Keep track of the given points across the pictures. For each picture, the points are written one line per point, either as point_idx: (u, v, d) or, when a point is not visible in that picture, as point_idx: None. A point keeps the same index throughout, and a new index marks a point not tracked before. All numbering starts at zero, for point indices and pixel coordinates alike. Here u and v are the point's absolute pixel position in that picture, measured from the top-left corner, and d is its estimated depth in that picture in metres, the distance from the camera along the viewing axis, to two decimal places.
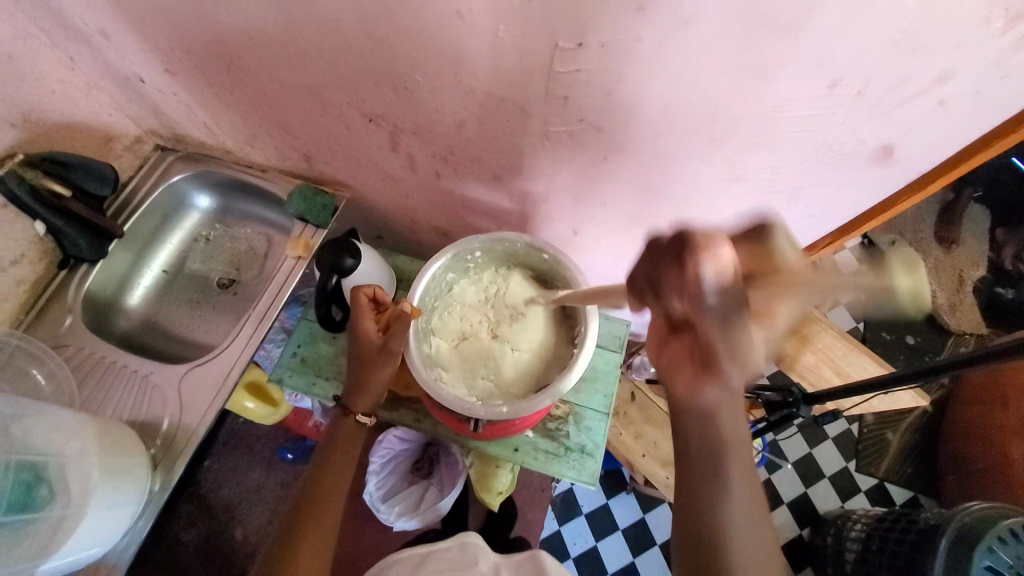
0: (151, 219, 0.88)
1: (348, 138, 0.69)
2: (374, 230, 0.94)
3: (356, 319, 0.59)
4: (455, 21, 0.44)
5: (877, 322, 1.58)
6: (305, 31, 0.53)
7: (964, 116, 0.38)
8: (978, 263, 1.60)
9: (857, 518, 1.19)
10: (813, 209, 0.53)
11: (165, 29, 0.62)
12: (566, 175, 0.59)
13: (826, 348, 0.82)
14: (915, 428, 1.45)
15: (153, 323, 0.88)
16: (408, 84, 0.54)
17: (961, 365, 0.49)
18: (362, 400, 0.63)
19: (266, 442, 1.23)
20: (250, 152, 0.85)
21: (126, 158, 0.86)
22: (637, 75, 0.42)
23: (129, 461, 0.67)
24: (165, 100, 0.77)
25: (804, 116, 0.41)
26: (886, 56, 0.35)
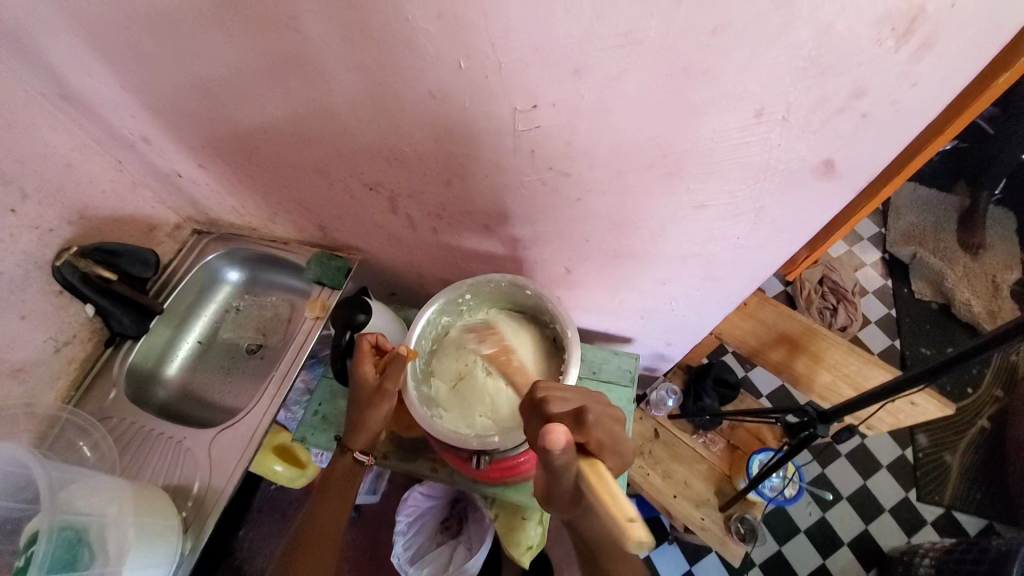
0: (188, 295, 0.98)
1: (354, 206, 0.77)
2: (388, 287, 1.01)
3: (357, 364, 0.64)
4: (428, 97, 0.51)
5: (914, 337, 1.51)
6: (307, 119, 0.61)
7: (891, 125, 0.41)
8: (1011, 266, 1.54)
9: (925, 551, 1.08)
10: (782, 225, 0.55)
11: (197, 131, 0.72)
12: (548, 218, 0.64)
13: (839, 364, 0.81)
14: (975, 448, 1.34)
15: (189, 391, 0.95)
16: (397, 154, 0.61)
17: (966, 355, 0.49)
18: (358, 439, 0.66)
19: (298, 505, 1.25)
20: (273, 228, 0.94)
21: (167, 244, 0.97)
22: (587, 124, 0.47)
23: (161, 523, 0.70)
24: (198, 189, 0.88)
25: (743, 143, 0.45)
26: (799, 82, 0.39)
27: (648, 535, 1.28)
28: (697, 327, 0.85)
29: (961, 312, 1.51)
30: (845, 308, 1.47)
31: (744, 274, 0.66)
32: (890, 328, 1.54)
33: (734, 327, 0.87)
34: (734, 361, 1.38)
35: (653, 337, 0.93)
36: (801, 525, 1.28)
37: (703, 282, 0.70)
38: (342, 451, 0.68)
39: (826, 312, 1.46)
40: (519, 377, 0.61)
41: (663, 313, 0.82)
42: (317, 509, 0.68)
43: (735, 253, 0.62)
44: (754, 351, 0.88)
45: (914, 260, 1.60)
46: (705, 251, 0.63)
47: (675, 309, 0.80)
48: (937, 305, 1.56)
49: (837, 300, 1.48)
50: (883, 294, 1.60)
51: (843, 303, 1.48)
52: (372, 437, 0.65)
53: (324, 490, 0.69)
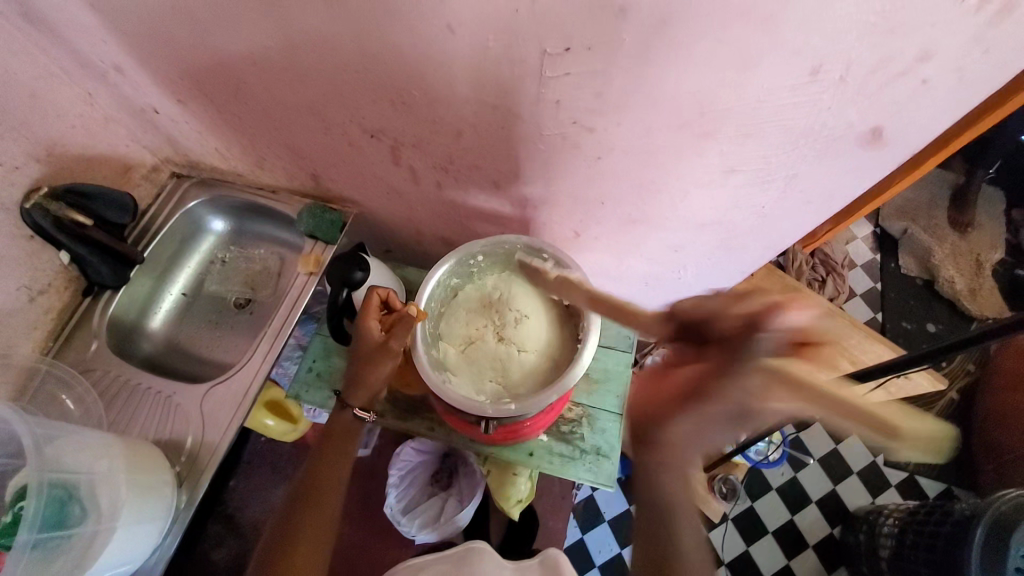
0: (171, 244, 0.92)
1: (352, 154, 0.72)
2: (384, 243, 0.97)
3: (362, 319, 0.63)
4: (447, 33, 0.46)
5: (896, 311, 1.56)
6: (305, 53, 0.55)
7: (948, 93, 0.39)
8: (997, 245, 1.57)
9: (889, 512, 1.14)
10: (810, 195, 0.53)
11: (177, 62, 0.65)
12: (565, 177, 0.60)
13: (839, 338, 0.82)
14: (943, 418, 1.41)
15: (176, 344, 0.91)
16: (406, 98, 0.56)
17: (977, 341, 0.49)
18: (358, 394, 0.65)
19: (287, 459, 1.25)
20: (261, 175, 0.88)
21: (144, 188, 0.90)
22: (622, 74, 0.44)
23: (154, 477, 0.69)
24: (178, 129, 0.81)
25: (790, 104, 0.42)
26: (865, 39, 0.36)
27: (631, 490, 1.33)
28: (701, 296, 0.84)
29: (944, 289, 1.55)
30: (833, 280, 1.49)
31: (760, 245, 0.65)
32: (874, 301, 1.58)
33: None
34: None
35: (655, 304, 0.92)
36: (774, 485, 1.34)
37: (716, 251, 0.69)
38: (343, 406, 0.66)
39: (816, 284, 1.48)
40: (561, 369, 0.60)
41: (669, 280, 0.81)
42: (319, 462, 0.64)
43: (753, 223, 0.60)
44: None
45: (904, 236, 1.62)
46: (725, 219, 0.61)
47: (682, 277, 0.79)
48: (922, 280, 1.59)
49: (827, 272, 1.50)
50: (871, 268, 1.62)
51: (833, 275, 1.50)
52: (372, 393, 0.64)
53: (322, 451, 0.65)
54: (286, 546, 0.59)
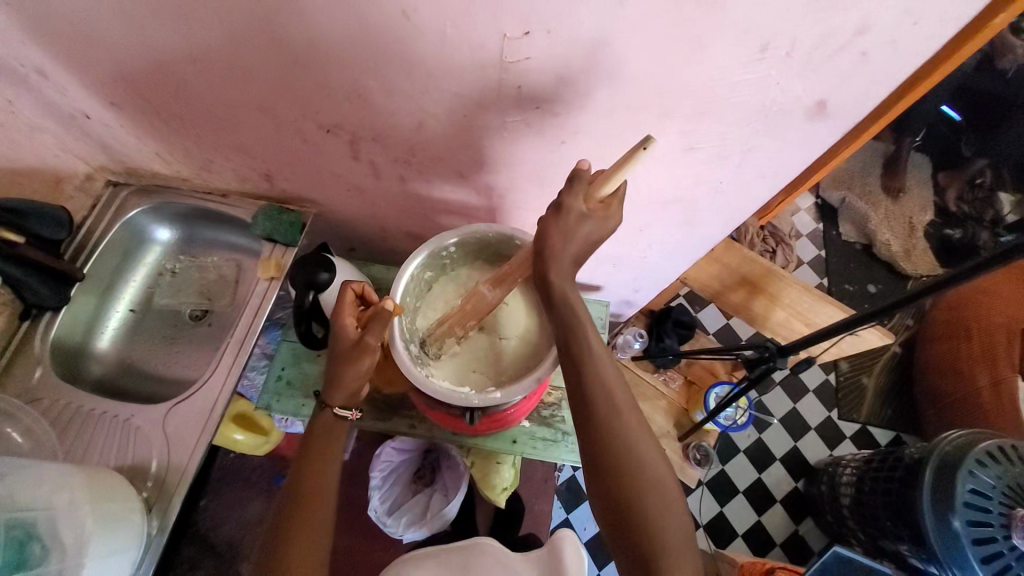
0: (112, 257, 0.86)
1: (308, 151, 0.69)
2: (347, 243, 0.94)
3: (337, 316, 0.61)
4: (403, 21, 0.45)
5: (840, 275, 1.66)
6: (251, 45, 0.52)
7: (885, 64, 0.41)
8: (926, 208, 1.70)
9: (847, 463, 1.24)
10: (764, 169, 0.56)
11: (106, 61, 0.60)
12: (531, 163, 0.60)
13: (794, 303, 0.87)
14: (888, 371, 1.53)
15: (128, 364, 0.86)
16: (364, 90, 0.54)
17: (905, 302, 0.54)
18: (338, 395, 0.62)
19: (260, 473, 1.21)
20: (209, 179, 0.83)
21: (78, 200, 0.83)
22: (581, 56, 0.44)
23: (122, 505, 0.65)
24: (112, 134, 0.75)
25: (743, 80, 0.44)
26: (809, 15, 0.38)
27: None
28: (666, 273, 0.87)
29: (882, 252, 1.67)
30: (783, 250, 1.58)
31: (720, 220, 0.68)
32: (820, 268, 1.68)
33: (700, 272, 0.90)
34: (687, 304, 1.46)
35: (622, 284, 0.95)
36: (742, 447, 1.42)
37: (679, 228, 0.71)
38: (320, 407, 0.64)
39: (767, 255, 1.55)
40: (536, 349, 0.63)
41: (634, 259, 0.83)
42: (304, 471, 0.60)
43: (712, 198, 0.62)
44: (717, 293, 0.93)
45: (843, 204, 1.72)
46: (686, 196, 0.63)
47: (647, 256, 0.81)
48: (861, 245, 1.71)
49: (777, 243, 1.58)
50: (815, 237, 1.72)
51: (782, 246, 1.59)
52: (352, 392, 0.62)
53: (304, 456, 0.61)
54: (280, 569, 0.55)
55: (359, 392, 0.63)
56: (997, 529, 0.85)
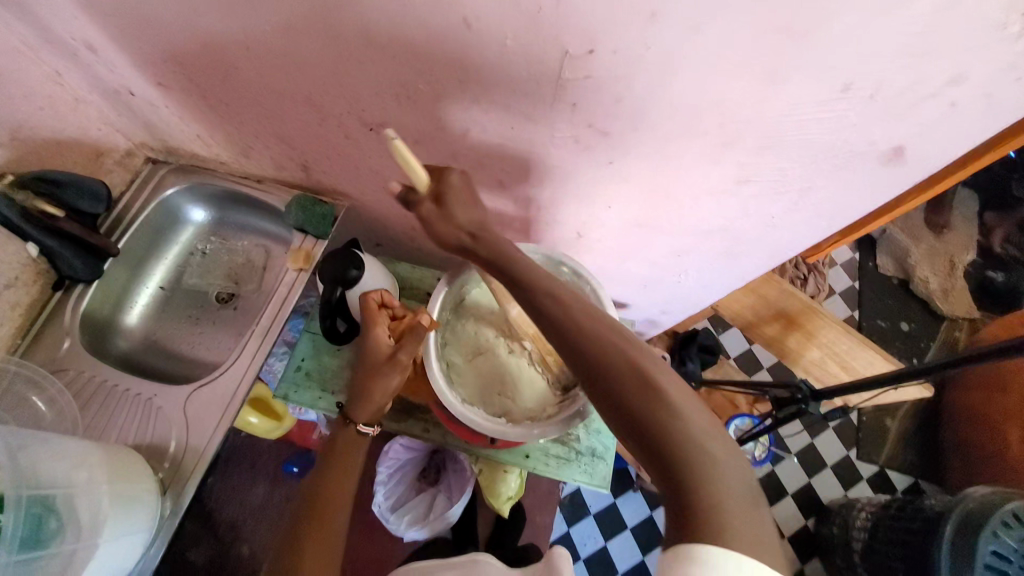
0: (146, 234, 0.87)
1: (348, 147, 0.68)
2: (375, 238, 0.94)
3: (370, 327, 0.62)
4: (464, 29, 0.43)
5: (872, 310, 1.61)
6: (305, 39, 0.51)
7: (974, 117, 0.38)
8: (969, 248, 1.60)
9: (862, 505, 1.20)
10: (822, 209, 0.53)
11: (158, 42, 0.60)
12: (575, 179, 0.59)
13: (831, 343, 0.82)
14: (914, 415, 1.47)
15: (153, 341, 0.86)
16: (411, 93, 0.53)
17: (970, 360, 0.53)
18: (364, 409, 0.63)
19: (269, 455, 1.22)
20: (245, 164, 0.83)
21: (117, 174, 0.83)
22: (647, 80, 0.42)
23: (138, 486, 0.65)
24: (157, 113, 0.75)
25: (817, 120, 0.41)
26: (902, 59, 0.35)
27: (616, 483, 1.35)
28: (697, 299, 0.85)
29: (919, 289, 1.61)
30: (815, 279, 1.53)
31: (764, 253, 0.65)
32: (852, 300, 1.62)
33: (733, 300, 0.86)
34: (710, 325, 1.43)
35: (649, 305, 0.93)
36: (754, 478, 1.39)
37: (719, 257, 0.68)
38: (343, 422, 0.66)
39: (798, 282, 1.50)
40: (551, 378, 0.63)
41: (667, 283, 0.81)
42: (322, 481, 0.63)
43: (760, 231, 0.60)
44: (750, 324, 0.88)
45: (884, 236, 1.67)
46: (733, 227, 0.60)
47: (681, 281, 0.79)
48: (897, 280, 1.65)
49: (809, 271, 1.53)
50: (849, 268, 1.67)
51: (814, 274, 1.54)
52: (378, 407, 0.63)
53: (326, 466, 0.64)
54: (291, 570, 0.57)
55: (384, 408, 0.65)
56: None
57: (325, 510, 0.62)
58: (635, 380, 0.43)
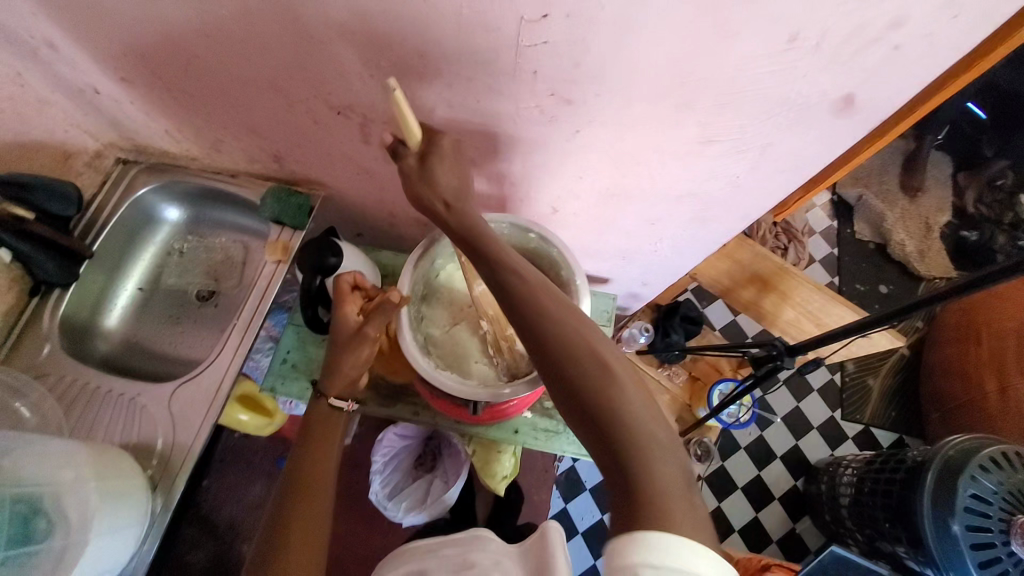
0: (121, 235, 0.86)
1: (319, 134, 0.68)
2: (354, 227, 0.94)
3: (338, 306, 0.62)
4: (420, 2, 0.44)
5: (851, 275, 1.64)
6: (264, 22, 0.51)
7: (918, 60, 0.40)
8: (944, 209, 1.66)
9: (848, 464, 1.24)
10: (783, 164, 0.54)
11: (118, 36, 0.60)
12: (545, 150, 0.59)
13: (805, 302, 0.85)
14: (894, 373, 1.52)
15: (135, 342, 0.86)
16: (376, 71, 0.53)
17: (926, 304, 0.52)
18: (336, 382, 0.64)
19: (264, 453, 1.22)
20: (217, 158, 0.83)
21: (88, 175, 0.82)
22: (603, 43, 0.43)
23: (127, 483, 0.65)
24: (123, 110, 0.75)
25: (769, 73, 0.43)
26: (842, 4, 0.36)
27: None
28: (676, 268, 0.86)
29: (896, 252, 1.64)
30: (795, 248, 1.56)
31: (734, 215, 0.66)
32: (832, 267, 1.65)
33: (709, 267, 0.88)
34: (695, 299, 1.45)
35: (630, 278, 0.94)
36: (744, 444, 1.42)
37: (691, 222, 0.70)
38: (318, 396, 0.66)
39: (779, 252, 1.53)
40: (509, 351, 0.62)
41: (644, 253, 0.82)
42: (304, 458, 0.63)
43: (727, 192, 0.61)
44: (727, 290, 0.90)
45: (860, 202, 1.70)
46: (701, 190, 0.61)
47: (657, 250, 0.80)
48: (875, 245, 1.68)
49: (788, 241, 1.56)
50: (828, 235, 1.70)
51: (794, 243, 1.57)
52: (351, 380, 0.64)
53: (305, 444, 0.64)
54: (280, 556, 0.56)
55: (356, 382, 0.65)
56: (995, 534, 0.87)
57: (310, 489, 0.61)
58: (594, 360, 0.44)
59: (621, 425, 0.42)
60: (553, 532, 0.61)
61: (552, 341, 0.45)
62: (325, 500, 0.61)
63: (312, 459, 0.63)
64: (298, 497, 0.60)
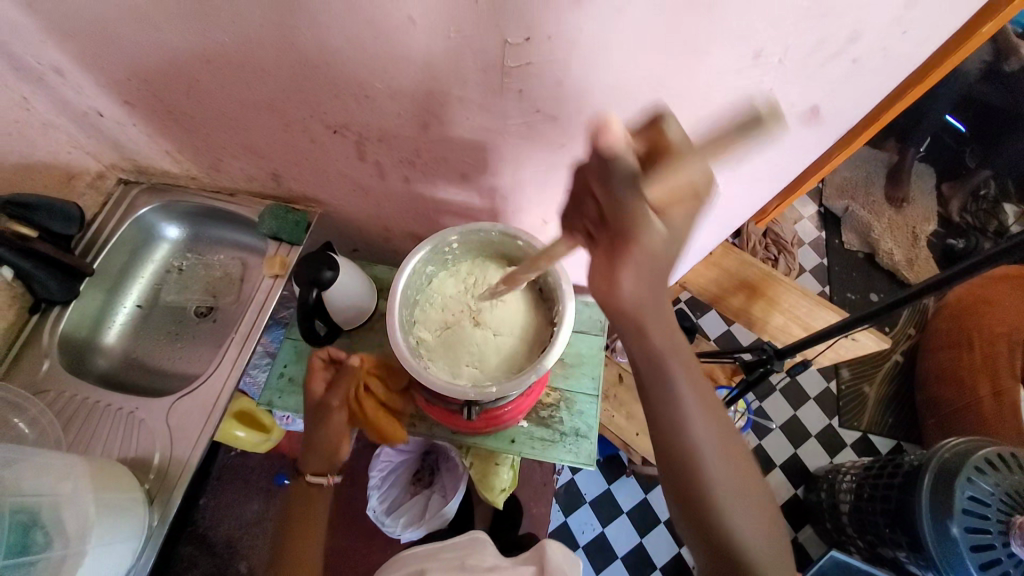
0: (122, 254, 0.88)
1: (315, 152, 0.71)
2: (351, 243, 0.96)
3: (307, 382, 0.74)
4: (411, 27, 0.46)
5: (842, 284, 1.66)
6: (263, 48, 0.54)
7: (877, 71, 0.42)
8: (931, 219, 1.70)
9: (847, 469, 1.24)
10: (760, 174, 0.57)
11: (123, 62, 0.62)
12: (533, 164, 0.62)
13: (792, 308, 0.86)
14: (890, 380, 1.53)
15: (134, 358, 0.87)
16: (369, 92, 0.56)
17: (903, 301, 0.54)
18: (312, 457, 0.74)
19: (261, 471, 1.22)
20: (217, 178, 0.85)
21: (89, 196, 0.84)
22: (582, 62, 0.45)
23: (126, 497, 0.66)
24: (125, 132, 0.77)
25: (739, 87, 0.45)
26: (801, 23, 0.39)
27: (608, 470, 1.38)
28: None
29: (885, 261, 1.66)
30: (785, 258, 1.58)
31: (718, 223, 0.68)
32: (822, 276, 1.68)
33: (698, 275, 0.91)
34: (688, 309, 1.47)
35: None
36: None
37: (677, 231, 0.72)
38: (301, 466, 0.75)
39: (770, 262, 1.56)
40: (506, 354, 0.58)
41: None
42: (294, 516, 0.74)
43: (709, 200, 0.63)
44: (715, 298, 0.94)
45: (846, 213, 1.73)
46: None
47: None
48: (864, 254, 1.71)
49: (779, 250, 1.59)
50: (817, 245, 1.72)
51: (784, 253, 1.59)
52: (326, 454, 0.74)
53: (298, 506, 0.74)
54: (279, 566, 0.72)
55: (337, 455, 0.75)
56: (994, 535, 0.88)
57: (300, 529, 0.73)
58: (687, 450, 0.47)
59: (709, 506, 0.47)
60: (558, 546, 0.67)
61: (667, 422, 0.47)
62: (316, 547, 0.73)
63: (303, 516, 0.74)
64: (299, 536, 0.73)
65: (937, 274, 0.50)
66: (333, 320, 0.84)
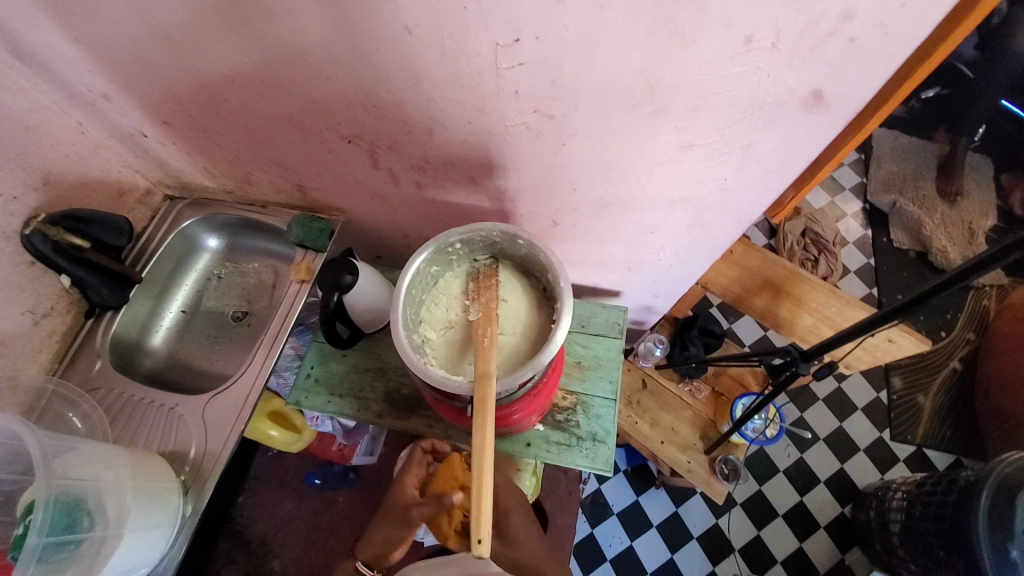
0: (168, 264, 0.95)
1: (333, 162, 0.75)
2: (373, 250, 1.00)
3: (403, 479, 0.79)
4: (406, 35, 0.48)
5: (892, 285, 1.54)
6: (277, 65, 0.58)
7: (878, 50, 0.40)
8: (987, 213, 1.57)
9: (898, 486, 1.15)
10: (768, 164, 0.55)
11: (161, 86, 0.68)
12: (535, 166, 0.62)
13: (822, 308, 0.82)
14: (947, 389, 1.41)
15: (176, 359, 0.94)
16: (375, 102, 0.59)
17: (929, 294, 0.50)
18: (369, 553, 0.77)
19: (295, 471, 1.28)
20: (249, 190, 0.91)
21: (139, 211, 0.93)
22: (571, 58, 0.46)
23: (161, 486, 0.71)
24: (167, 151, 0.84)
25: (733, 74, 0.44)
26: (788, 5, 0.38)
27: (636, 481, 1.34)
28: (683, 277, 0.86)
29: (937, 259, 1.54)
30: (826, 258, 1.50)
31: (730, 219, 0.67)
32: (869, 278, 1.57)
33: (720, 276, 0.88)
34: (720, 314, 1.42)
35: (640, 290, 0.94)
36: (781, 466, 1.35)
37: (689, 229, 0.70)
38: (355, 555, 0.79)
39: (809, 264, 1.48)
40: (488, 359, 0.56)
41: (650, 263, 0.83)
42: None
43: (720, 195, 0.62)
44: (740, 299, 0.89)
45: (894, 209, 1.62)
46: (692, 196, 0.62)
47: (661, 259, 0.81)
48: (915, 253, 1.59)
49: (819, 251, 1.50)
50: (863, 245, 1.62)
51: (825, 254, 1.51)
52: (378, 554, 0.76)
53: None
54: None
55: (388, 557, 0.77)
56: None
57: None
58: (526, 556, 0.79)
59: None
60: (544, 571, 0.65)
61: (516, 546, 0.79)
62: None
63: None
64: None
65: (986, 253, 0.43)
66: (353, 323, 0.87)
